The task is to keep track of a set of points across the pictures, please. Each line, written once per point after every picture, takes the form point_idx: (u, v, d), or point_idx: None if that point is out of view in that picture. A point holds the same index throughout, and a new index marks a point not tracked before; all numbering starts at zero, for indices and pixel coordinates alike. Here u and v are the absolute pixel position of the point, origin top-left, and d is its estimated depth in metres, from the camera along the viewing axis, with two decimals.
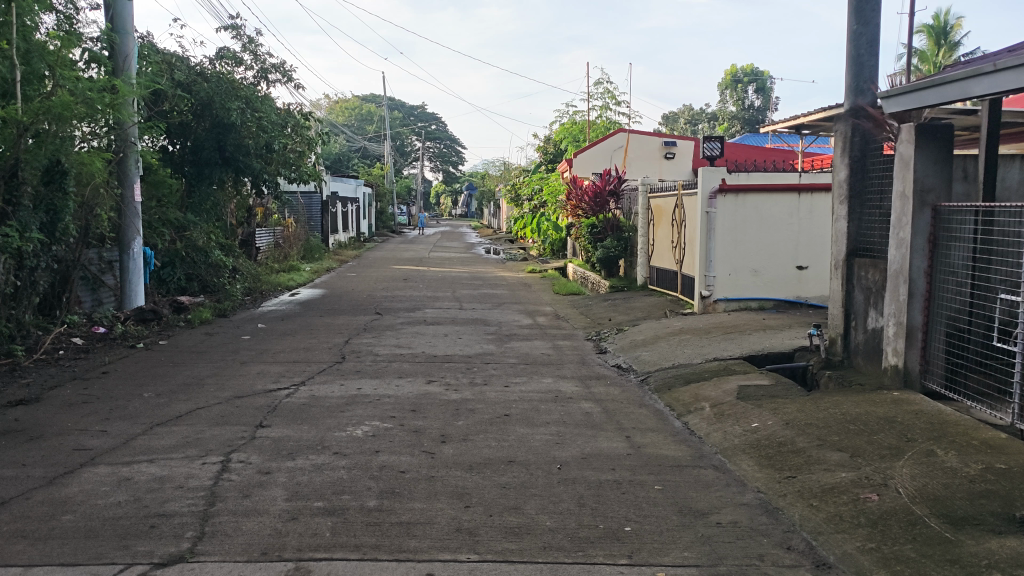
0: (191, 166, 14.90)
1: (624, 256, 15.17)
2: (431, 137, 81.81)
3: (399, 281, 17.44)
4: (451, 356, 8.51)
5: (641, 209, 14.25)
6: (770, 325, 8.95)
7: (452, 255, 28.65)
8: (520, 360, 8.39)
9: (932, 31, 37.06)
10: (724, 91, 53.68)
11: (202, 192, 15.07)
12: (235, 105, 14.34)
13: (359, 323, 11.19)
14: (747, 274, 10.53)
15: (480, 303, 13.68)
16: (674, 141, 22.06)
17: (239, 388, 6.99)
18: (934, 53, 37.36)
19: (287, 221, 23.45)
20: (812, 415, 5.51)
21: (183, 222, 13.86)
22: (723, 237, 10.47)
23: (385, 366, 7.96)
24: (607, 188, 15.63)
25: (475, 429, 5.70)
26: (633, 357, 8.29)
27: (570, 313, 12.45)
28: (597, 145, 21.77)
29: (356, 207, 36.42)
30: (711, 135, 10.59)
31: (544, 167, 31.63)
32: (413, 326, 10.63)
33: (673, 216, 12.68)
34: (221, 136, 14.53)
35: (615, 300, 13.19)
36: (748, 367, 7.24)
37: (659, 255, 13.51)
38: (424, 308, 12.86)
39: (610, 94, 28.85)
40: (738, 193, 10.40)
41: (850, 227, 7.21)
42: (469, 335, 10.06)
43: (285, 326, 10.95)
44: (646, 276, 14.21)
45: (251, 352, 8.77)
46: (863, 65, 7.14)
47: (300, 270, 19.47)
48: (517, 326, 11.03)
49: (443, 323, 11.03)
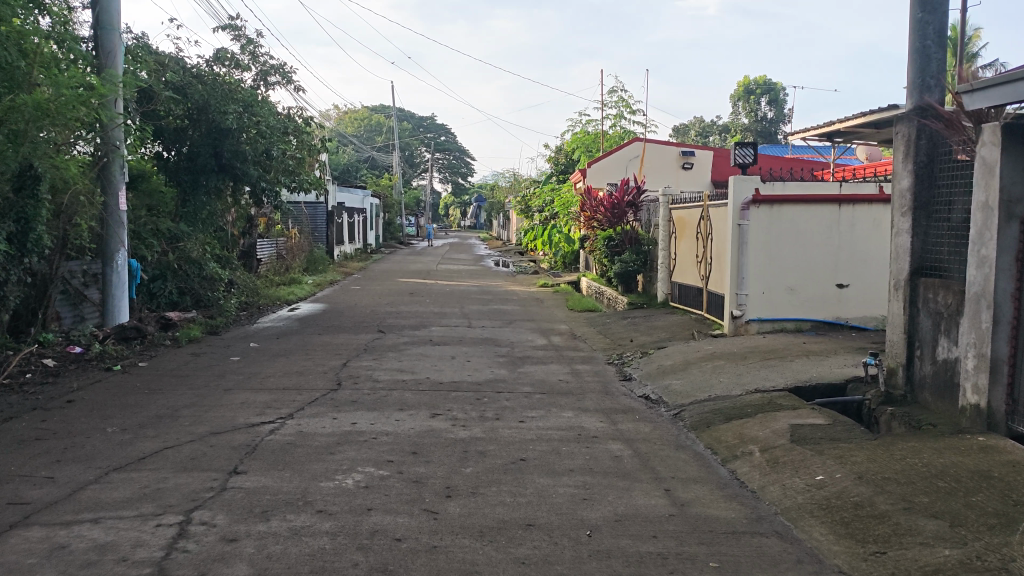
0: (187, 173, 14.12)
1: (643, 271, 14.30)
2: (440, 148, 81.23)
3: (405, 296, 16.61)
4: (458, 383, 7.64)
5: (662, 221, 13.40)
6: (814, 350, 8.05)
7: (460, 268, 27.80)
8: (536, 389, 7.51)
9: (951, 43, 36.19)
10: (737, 102, 52.84)
11: (198, 200, 14.27)
12: (232, 109, 13.53)
13: (360, 342, 10.34)
14: (782, 292, 9.65)
15: (490, 321, 12.81)
16: (692, 151, 21.20)
17: (217, 422, 6.14)
18: None
19: (290, 233, 22.66)
20: (889, 467, 4.62)
21: (176, 233, 13.06)
22: (756, 253, 9.61)
23: (384, 395, 7.10)
24: (625, 199, 14.82)
25: (486, 478, 4.83)
26: (663, 386, 7.40)
27: (587, 332, 11.57)
28: (612, 154, 20.93)
29: (362, 218, 35.65)
30: (744, 142, 9.68)
31: (556, 178, 30.77)
32: (418, 348, 9.77)
33: (699, 229, 11.81)
34: (218, 142, 13.76)
35: (635, 318, 12.31)
36: (797, 402, 6.35)
37: (682, 270, 12.63)
38: (430, 326, 12.00)
39: (624, 103, 28.03)
40: (773, 204, 9.51)
41: (913, 242, 6.34)
42: (478, 358, 9.18)
43: (280, 346, 10.10)
44: (667, 292, 13.34)
45: (237, 376, 7.92)
46: (929, 58, 6.36)
47: (302, 283, 18.64)
48: (530, 347, 10.15)
49: (451, 344, 10.16)
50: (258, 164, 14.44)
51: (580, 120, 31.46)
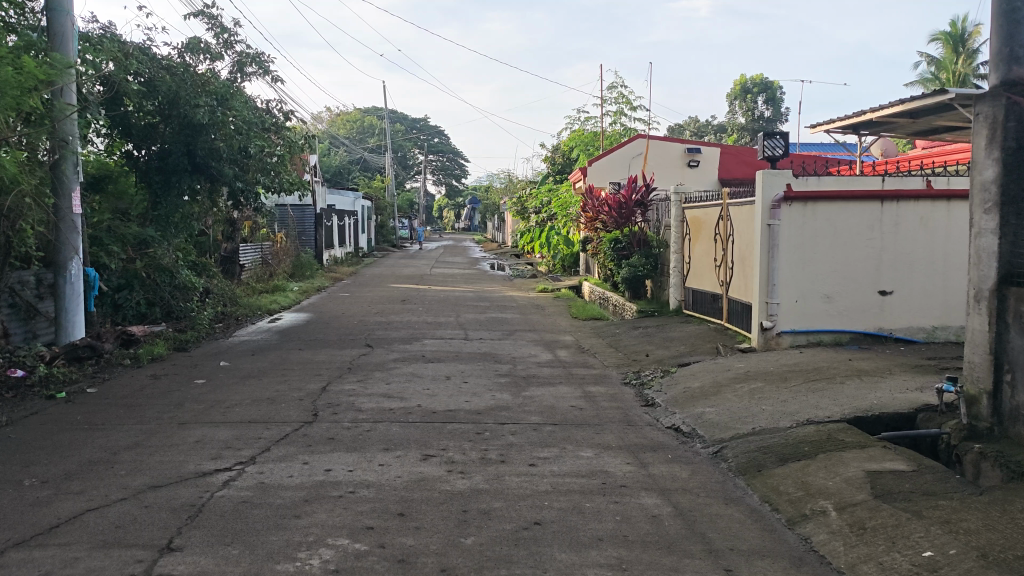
0: (158, 174, 13.00)
1: (653, 276, 13.21)
2: (433, 150, 80.15)
3: (396, 303, 15.48)
4: (455, 413, 6.53)
5: (675, 222, 12.33)
6: (865, 369, 6.97)
7: (456, 272, 26.65)
8: (547, 419, 6.41)
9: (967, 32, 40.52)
10: (734, 101, 51.86)
11: (169, 202, 13.16)
12: (203, 103, 12.39)
13: (344, 360, 9.21)
14: (818, 300, 8.58)
15: (489, 332, 11.70)
16: (698, 147, 20.06)
17: (160, 469, 5.04)
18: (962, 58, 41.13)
19: (276, 237, 21.48)
20: (1019, 541, 3.53)
21: (145, 238, 11.95)
22: (788, 256, 8.54)
23: (368, 430, 5.99)
24: (633, 198, 13.70)
25: (492, 555, 3.73)
26: (695, 414, 6.32)
27: (596, 345, 10.48)
28: (613, 153, 19.82)
29: (353, 221, 34.40)
30: (773, 131, 8.63)
31: (553, 178, 29.60)
32: (409, 366, 8.65)
33: (718, 231, 10.73)
34: (190, 139, 12.62)
35: (648, 328, 11.21)
36: (863, 437, 5.28)
37: (699, 275, 11.57)
38: (423, 339, 10.88)
39: (625, 99, 26.91)
40: (807, 201, 8.49)
41: (1001, 245, 5.24)
42: (477, 379, 8.06)
43: (253, 365, 8.97)
44: (681, 298, 12.27)
45: (198, 405, 6.81)
46: (1020, 22, 5.24)
47: (287, 290, 17.48)
48: (535, 364, 9.05)
49: (446, 361, 9.05)
50: (233, 162, 13.28)
51: (578, 118, 30.31)
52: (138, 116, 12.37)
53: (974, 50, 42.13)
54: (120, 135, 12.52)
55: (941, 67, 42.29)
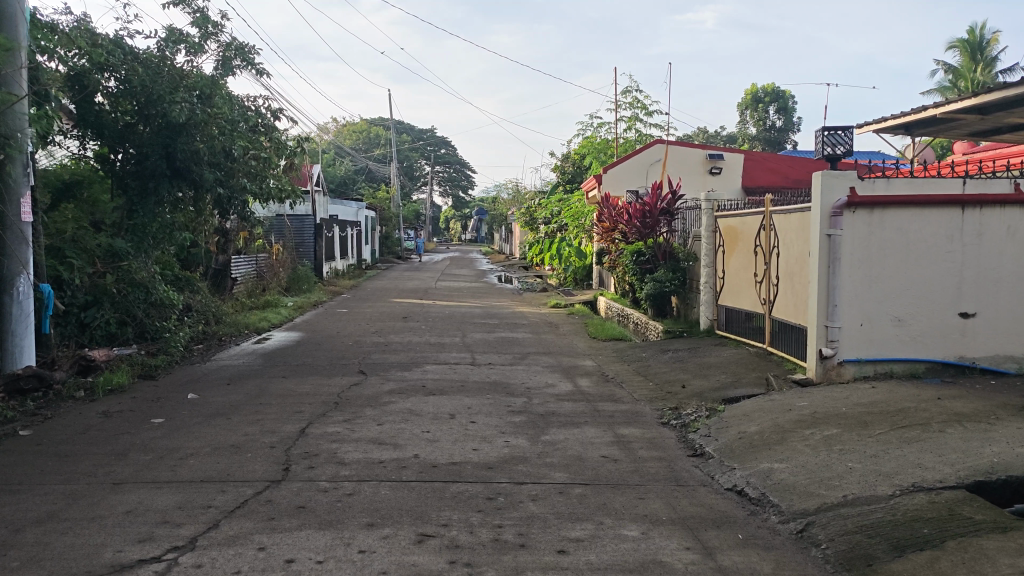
0: (135, 179, 11.74)
1: (680, 292, 11.92)
2: (439, 161, 79.11)
3: (397, 321, 14.21)
4: (459, 470, 5.25)
5: (706, 231, 11.08)
6: (964, 412, 5.67)
7: (461, 286, 25.35)
8: (574, 477, 5.14)
9: (971, 47, 40.58)
10: (744, 111, 50.66)
11: (147, 208, 11.70)
12: (179, 99, 11.06)
13: (332, 392, 7.95)
14: (887, 324, 7.29)
15: (499, 356, 10.41)
16: (720, 154, 18.77)
17: (67, 560, 3.78)
18: (972, 69, 40.43)
19: (272, 249, 20.26)
20: None
21: (116, 250, 10.71)
22: (852, 272, 7.26)
23: (349, 495, 4.72)
24: (658, 205, 12.44)
25: None
26: (761, 470, 5.05)
27: (621, 372, 9.20)
28: (630, 159, 18.63)
29: (356, 232, 33.16)
30: (835, 125, 7.39)
31: (563, 187, 28.34)
32: (407, 401, 7.39)
33: (760, 241, 9.45)
34: (169, 141, 11.32)
35: (678, 352, 9.94)
36: (999, 515, 4.00)
37: (735, 292, 10.29)
38: (424, 364, 9.60)
39: (639, 104, 25.64)
40: (874, 207, 7.22)
41: None
42: (487, 419, 6.79)
43: (225, 398, 7.69)
44: (713, 317, 10.99)
45: (144, 458, 5.54)
46: None
47: (281, 306, 16.22)
48: (554, 398, 7.77)
49: (449, 394, 7.78)
50: (215, 166, 11.99)
51: (589, 126, 29.10)
52: (110, 114, 11.30)
53: (992, 58, 40.91)
54: (93, 136, 11.39)
55: (958, 75, 40.91)
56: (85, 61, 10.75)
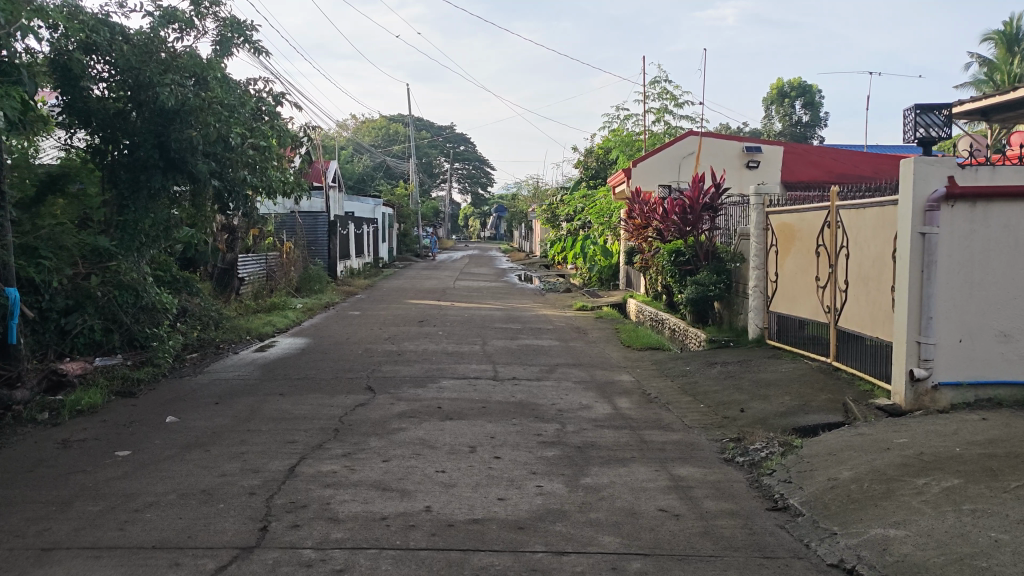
0: (126, 172, 10.70)
1: (725, 297, 10.73)
2: (459, 158, 78.15)
3: (412, 326, 13.13)
4: (482, 532, 4.14)
5: (756, 229, 9.91)
6: None
7: (481, 285, 24.22)
8: (630, 545, 4.01)
9: (1005, 37, 39.09)
10: (770, 106, 49.23)
11: (140, 203, 10.70)
12: (167, 81, 9.88)
13: (333, 414, 6.86)
14: (992, 340, 6.12)
15: (524, 368, 9.28)
16: (758, 146, 17.48)
17: None
18: (1007, 62, 38.84)
19: (283, 246, 19.22)
20: None
21: (101, 250, 9.73)
22: (950, 277, 6.10)
23: (339, 572, 3.62)
24: (701, 200, 11.16)
25: None
26: (873, 540, 3.90)
27: (664, 390, 8.05)
28: (660, 152, 17.50)
29: (373, 230, 32.17)
30: (932, 105, 6.23)
31: (586, 184, 27.18)
32: (419, 430, 6.28)
33: (825, 241, 8.26)
34: (162, 129, 10.31)
35: (728, 366, 8.77)
36: None
37: (791, 297, 9.10)
38: (441, 379, 8.50)
39: (669, 95, 24.39)
40: (977, 200, 6.07)
41: None
42: (513, 453, 5.67)
43: (209, 421, 6.63)
44: (763, 325, 9.82)
45: (89, 511, 4.47)
46: None
47: (289, 308, 15.16)
48: (591, 424, 6.64)
49: (468, 419, 6.66)
50: (209, 155, 10.53)
51: (615, 119, 27.88)
52: (101, 102, 10.23)
53: None
54: (81, 125, 10.38)
55: (993, 67, 39.19)
56: (72, 42, 9.73)
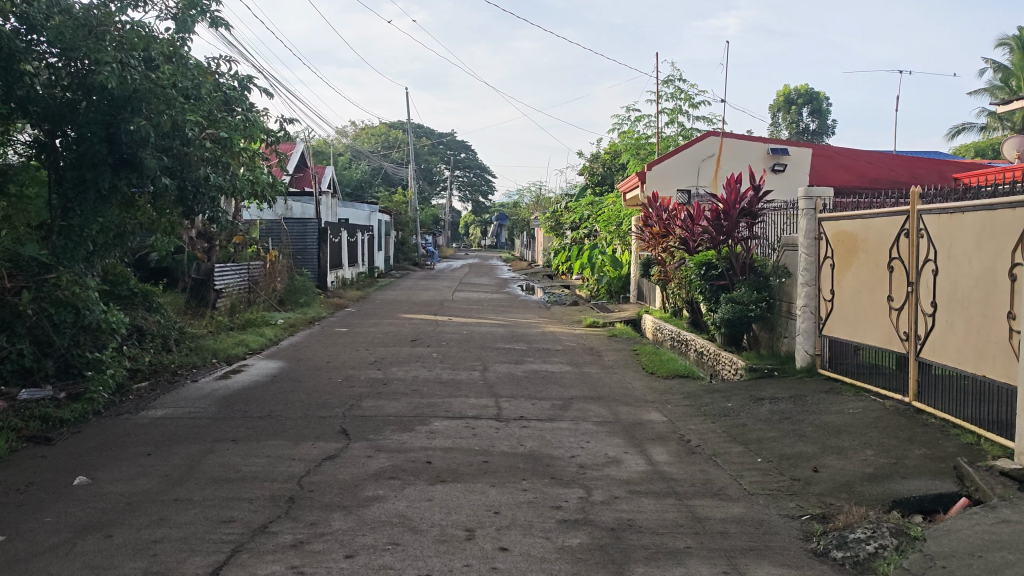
0: (73, 169, 9.20)
1: (767, 317, 9.21)
2: (460, 165, 76.78)
3: (404, 347, 11.59)
4: None
5: (807, 238, 8.42)
6: None
7: (483, 297, 22.70)
8: None
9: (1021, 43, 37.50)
10: (777, 114, 47.76)
11: (87, 205, 9.18)
12: (108, 60, 8.24)
13: (294, 473, 5.35)
14: None
15: (533, 403, 7.76)
16: (784, 148, 15.95)
17: None
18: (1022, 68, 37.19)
19: (267, 255, 17.69)
20: None
21: (36, 260, 8.17)
22: None
23: None
24: (737, 204, 9.69)
25: None
26: None
27: (708, 436, 6.54)
28: (676, 154, 16.08)
29: (369, 238, 30.70)
30: None
31: (593, 190, 25.75)
32: (400, 501, 4.76)
33: (902, 254, 6.78)
34: (111, 117, 8.75)
35: (780, 404, 7.26)
36: None
37: (854, 320, 7.59)
38: (432, 420, 6.98)
39: (683, 95, 22.89)
40: None
41: None
42: (523, 543, 4.15)
43: (131, 484, 5.12)
44: (815, 352, 8.32)
45: None
46: None
47: (267, 324, 13.62)
48: (623, 489, 5.13)
49: (465, 483, 5.15)
50: (165, 150, 9.00)
51: (625, 122, 26.42)
52: (50, 88, 8.84)
53: None
54: (20, 114, 8.89)
55: (1009, 73, 37.42)
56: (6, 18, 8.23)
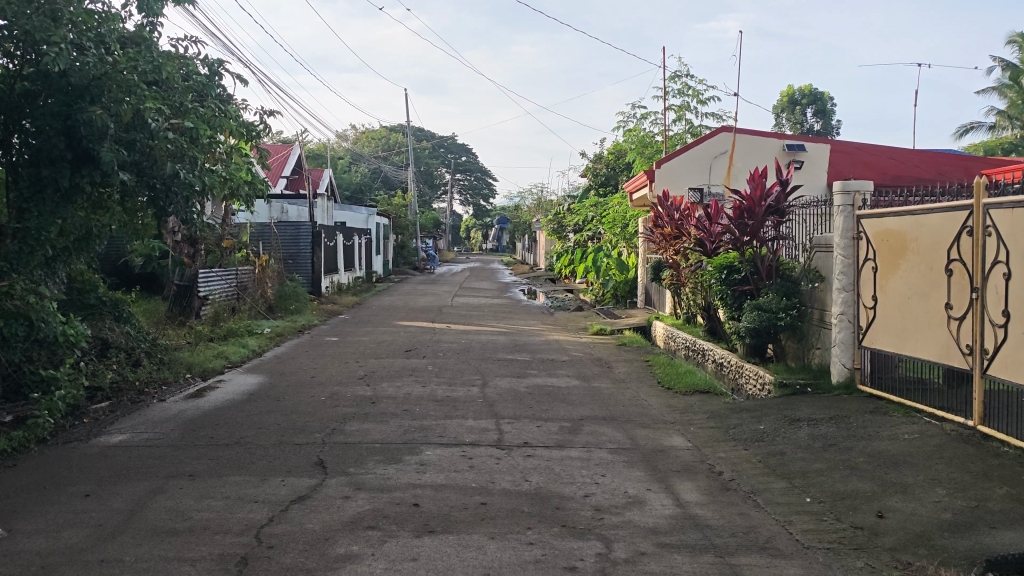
0: (29, 166, 8.24)
1: (796, 326, 8.31)
2: (460, 168, 75.94)
3: (396, 358, 10.69)
4: None
5: (844, 239, 7.51)
6: None
7: (483, 303, 21.83)
8: None
9: None
10: (780, 114, 46.86)
11: (46, 205, 8.21)
12: (56, 40, 7.29)
13: (253, 522, 4.45)
14: None
15: (538, 425, 6.86)
16: (801, 144, 15.13)
17: None
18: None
19: (257, 258, 16.81)
20: None
21: None
22: None
23: None
24: (762, 202, 8.69)
25: None
26: None
27: (742, 467, 5.62)
28: (686, 151, 15.19)
29: (368, 241, 29.86)
30: None
31: (596, 191, 24.87)
32: (377, 563, 3.86)
33: (963, 255, 5.87)
34: (68, 107, 7.84)
35: (820, 427, 6.35)
36: None
37: (902, 331, 6.68)
38: (423, 447, 6.09)
39: (690, 91, 22.03)
40: None
41: None
42: None
43: (53, 539, 4.21)
44: (854, 366, 7.41)
45: None
46: None
47: (252, 333, 12.74)
48: (649, 542, 4.22)
49: (458, 535, 4.25)
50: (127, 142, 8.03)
51: (630, 120, 25.52)
52: (6, 78, 8.02)
53: None
54: None
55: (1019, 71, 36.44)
56: None
